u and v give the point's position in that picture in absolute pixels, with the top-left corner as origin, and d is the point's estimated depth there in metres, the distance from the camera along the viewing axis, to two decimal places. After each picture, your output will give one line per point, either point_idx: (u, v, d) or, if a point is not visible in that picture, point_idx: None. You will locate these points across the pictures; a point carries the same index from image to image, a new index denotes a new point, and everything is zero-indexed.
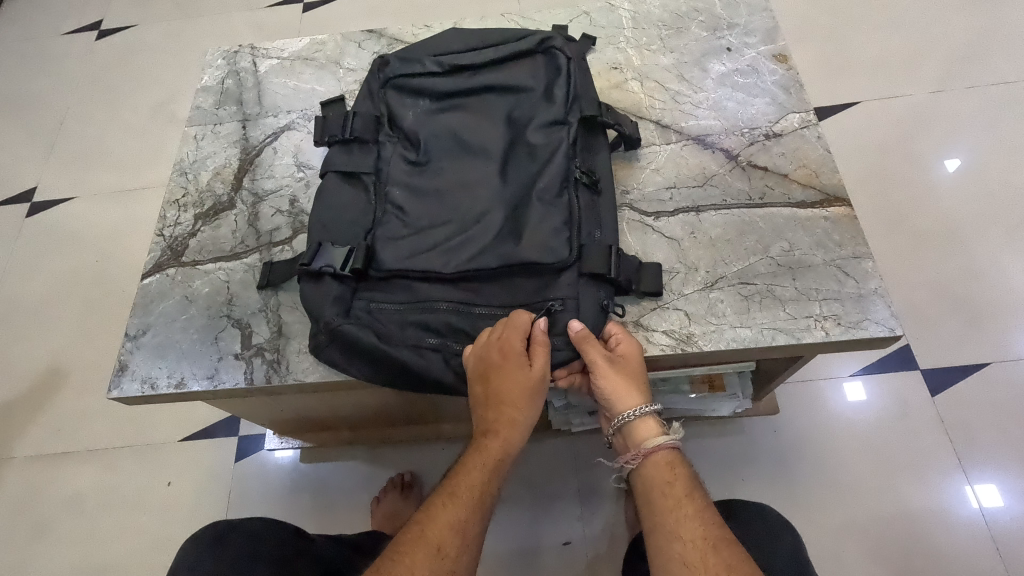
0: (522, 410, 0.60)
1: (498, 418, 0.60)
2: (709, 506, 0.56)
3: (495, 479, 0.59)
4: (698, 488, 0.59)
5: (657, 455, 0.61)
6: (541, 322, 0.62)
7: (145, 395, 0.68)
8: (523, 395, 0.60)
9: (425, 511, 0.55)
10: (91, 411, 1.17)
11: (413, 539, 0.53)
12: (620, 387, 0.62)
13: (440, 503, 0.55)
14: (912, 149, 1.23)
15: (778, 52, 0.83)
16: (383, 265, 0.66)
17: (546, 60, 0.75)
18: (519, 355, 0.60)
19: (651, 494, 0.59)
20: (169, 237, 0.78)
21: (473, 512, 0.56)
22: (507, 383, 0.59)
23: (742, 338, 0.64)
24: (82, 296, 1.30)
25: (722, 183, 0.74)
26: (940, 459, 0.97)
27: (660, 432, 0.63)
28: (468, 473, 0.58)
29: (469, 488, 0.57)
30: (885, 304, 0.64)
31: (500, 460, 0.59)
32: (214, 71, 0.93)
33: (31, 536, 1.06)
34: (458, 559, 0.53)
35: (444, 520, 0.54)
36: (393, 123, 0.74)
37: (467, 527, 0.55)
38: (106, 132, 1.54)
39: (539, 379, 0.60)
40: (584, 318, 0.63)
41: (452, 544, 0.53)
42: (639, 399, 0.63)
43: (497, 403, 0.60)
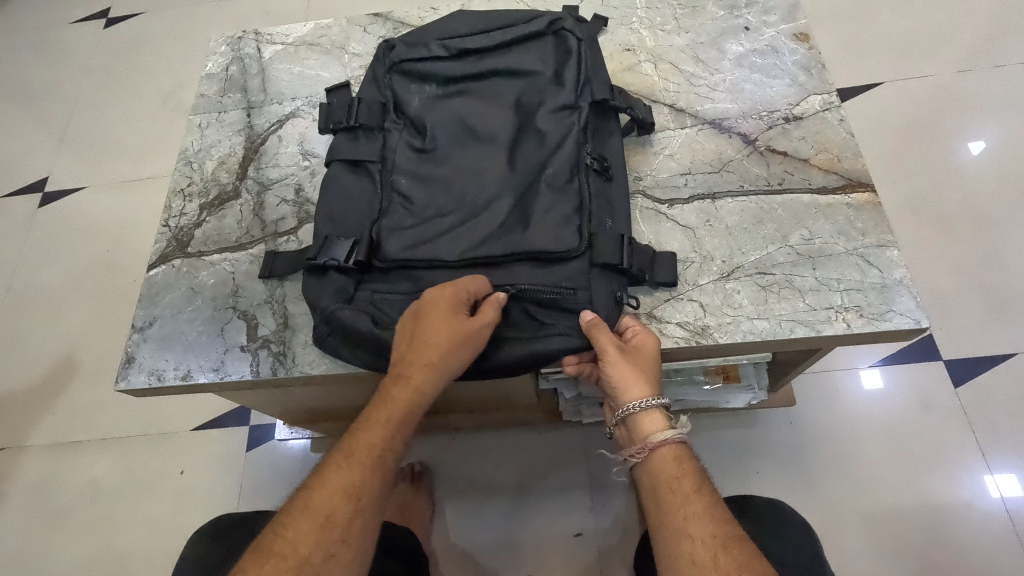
0: (445, 354, 0.57)
1: (415, 360, 0.58)
2: (720, 503, 0.54)
3: (397, 437, 0.58)
4: (706, 482, 0.56)
5: (662, 449, 0.58)
6: (500, 295, 0.59)
7: (152, 387, 0.68)
8: (447, 339, 0.57)
9: (319, 474, 0.56)
10: (105, 401, 1.18)
11: (302, 506, 0.55)
12: (629, 375, 0.59)
13: (335, 466, 0.56)
14: (936, 131, 1.19)
15: (799, 31, 0.80)
16: (387, 255, 0.64)
17: (555, 42, 0.72)
18: (458, 303, 0.58)
19: (657, 490, 0.57)
20: (175, 228, 0.77)
21: (369, 474, 0.56)
22: (434, 326, 0.57)
23: (760, 331, 0.61)
24: (94, 285, 1.31)
25: (739, 169, 0.71)
26: (962, 452, 0.94)
27: (666, 426, 0.60)
28: (369, 432, 0.58)
29: (366, 450, 0.57)
30: (910, 294, 0.61)
31: (404, 416, 0.58)
32: (218, 58, 0.91)
33: (48, 524, 1.08)
34: (348, 525, 0.54)
35: (336, 484, 0.55)
36: (399, 109, 0.73)
37: (360, 492, 0.55)
38: (115, 121, 1.54)
39: (472, 331, 0.57)
40: (597, 309, 0.61)
41: (343, 511, 0.54)
42: (650, 390, 0.60)
43: (420, 346, 0.58)
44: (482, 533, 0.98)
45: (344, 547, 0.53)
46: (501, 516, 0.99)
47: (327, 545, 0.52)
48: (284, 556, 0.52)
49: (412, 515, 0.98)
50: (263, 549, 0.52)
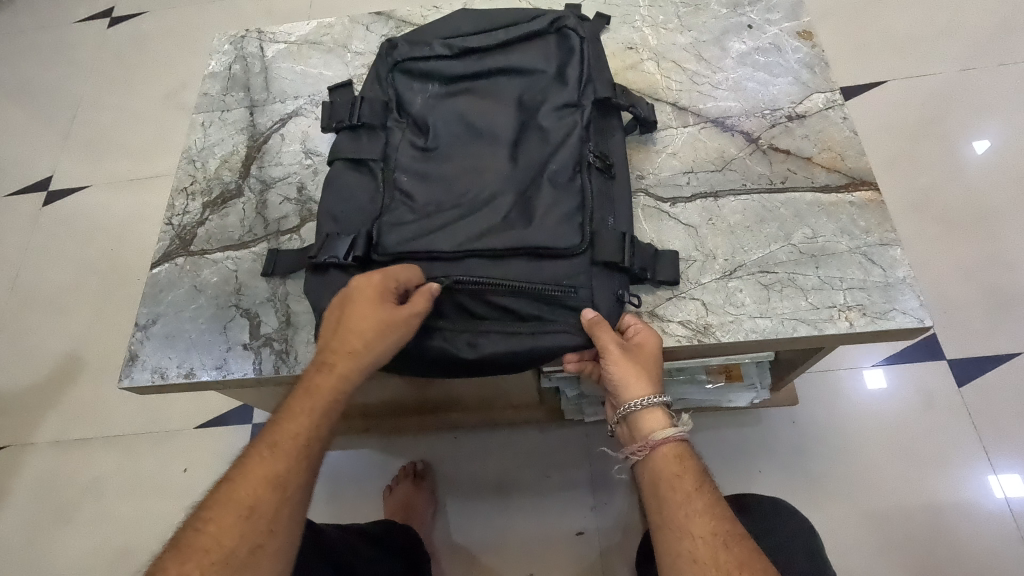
0: (371, 340, 0.57)
1: (341, 347, 0.57)
2: (720, 502, 0.54)
3: (323, 424, 0.56)
4: (707, 481, 0.56)
5: (663, 447, 0.58)
6: (434, 286, 0.59)
7: (155, 385, 0.68)
8: (374, 325, 0.57)
9: (241, 466, 0.53)
10: (109, 399, 1.18)
11: (223, 499, 0.52)
12: (631, 372, 0.59)
13: (257, 457, 0.54)
14: (940, 129, 1.18)
15: (802, 29, 0.80)
16: (386, 249, 0.64)
17: (558, 41, 0.72)
18: (387, 290, 0.59)
19: (658, 488, 0.56)
20: (178, 226, 0.78)
21: (294, 463, 0.54)
22: (360, 312, 0.57)
23: (763, 329, 0.61)
24: (98, 284, 1.32)
25: (742, 167, 0.71)
26: (965, 452, 0.94)
27: (667, 424, 0.59)
28: (293, 420, 0.55)
29: (290, 439, 0.55)
30: (913, 293, 0.61)
31: (330, 403, 0.57)
32: (221, 57, 0.92)
33: (52, 521, 1.08)
34: (274, 516, 0.51)
35: (259, 474, 0.52)
36: (401, 108, 0.73)
37: (287, 481, 0.53)
38: (119, 120, 1.54)
39: (399, 316, 0.57)
40: (599, 307, 0.61)
41: (267, 502, 0.51)
42: (653, 388, 0.59)
43: (347, 332, 0.57)
44: (484, 532, 0.98)
45: (269, 538, 0.50)
46: (503, 515, 0.99)
47: (253, 536, 0.50)
48: (207, 552, 0.49)
49: (415, 512, 0.97)
50: (185, 547, 0.50)
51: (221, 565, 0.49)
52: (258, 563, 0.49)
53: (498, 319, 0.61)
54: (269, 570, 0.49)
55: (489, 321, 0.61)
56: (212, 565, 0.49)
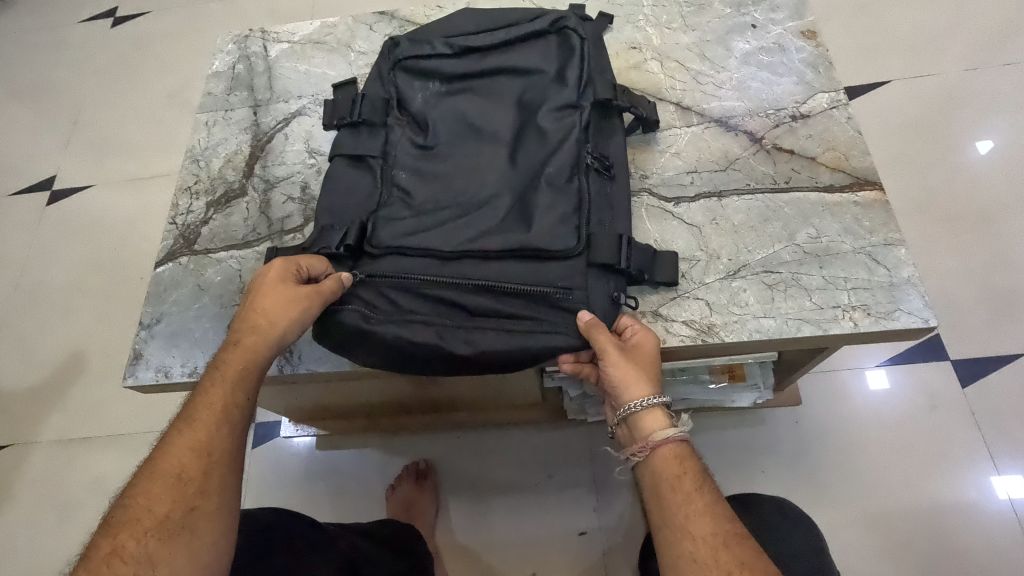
0: (283, 309, 0.56)
1: (248, 325, 0.56)
2: (721, 501, 0.53)
3: (242, 389, 0.54)
4: (708, 481, 0.55)
5: (664, 448, 0.57)
6: (343, 276, 0.61)
7: (159, 384, 0.68)
8: (282, 301, 0.57)
9: (160, 444, 0.51)
10: (113, 397, 1.19)
11: (147, 475, 0.49)
12: (630, 372, 0.58)
13: (175, 431, 0.51)
14: (944, 129, 1.18)
15: (806, 28, 0.79)
16: (381, 241, 0.63)
17: (559, 41, 0.71)
18: (287, 272, 0.59)
19: (658, 488, 0.55)
20: (181, 226, 0.78)
21: (217, 429, 0.51)
22: (266, 292, 0.57)
23: (767, 329, 0.61)
24: (102, 283, 1.32)
25: (745, 167, 0.71)
26: (968, 452, 0.94)
27: (667, 424, 0.58)
28: (210, 391, 0.53)
29: (209, 409, 0.52)
30: (918, 293, 0.61)
31: (244, 370, 0.55)
32: (224, 57, 0.92)
33: (56, 520, 1.09)
34: (204, 479, 0.49)
35: (180, 444, 0.50)
36: (403, 107, 0.73)
37: (211, 446, 0.51)
38: (123, 119, 1.55)
39: (304, 292, 0.57)
40: (594, 309, 0.60)
41: (195, 466, 0.49)
42: (653, 388, 0.58)
43: (253, 311, 0.57)
44: (487, 531, 0.98)
45: (203, 500, 0.48)
46: (506, 515, 0.99)
47: (185, 501, 0.48)
48: (140, 524, 0.46)
49: (417, 512, 0.97)
50: (111, 524, 0.47)
51: (156, 531, 0.46)
52: (197, 525, 0.47)
53: (494, 317, 0.59)
54: (210, 530, 0.47)
55: (484, 320, 0.59)
56: (145, 534, 0.46)
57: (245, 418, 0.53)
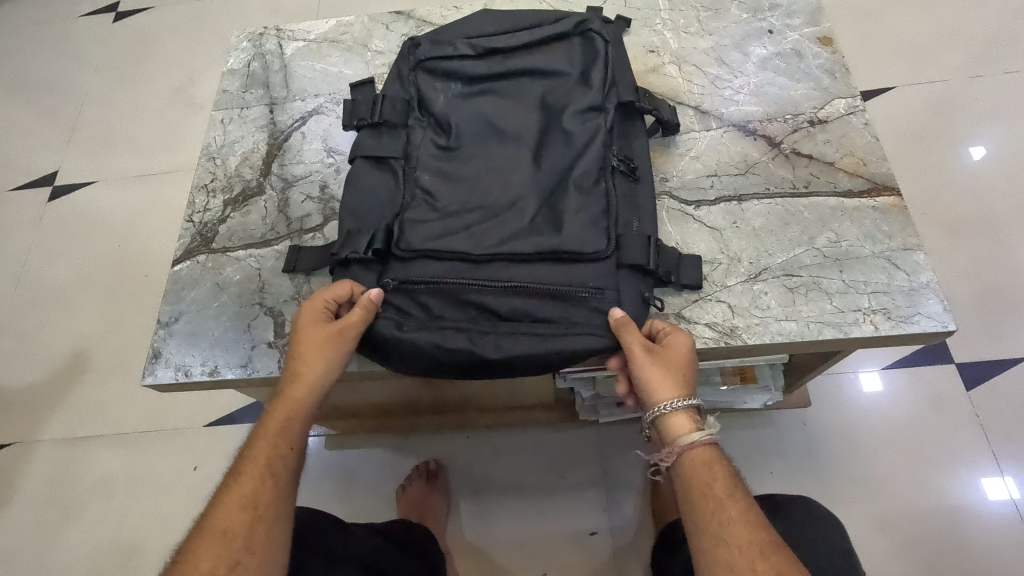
0: (318, 352, 0.58)
1: (290, 373, 0.59)
2: (754, 509, 0.53)
3: (285, 441, 0.56)
4: (739, 490, 0.56)
5: (696, 453, 0.56)
6: (371, 295, 0.60)
7: (178, 383, 0.68)
8: (318, 343, 0.58)
9: (213, 499, 0.54)
10: (118, 396, 1.18)
11: (199, 530, 0.52)
12: (660, 375, 0.58)
13: (225, 487, 0.54)
14: (949, 135, 1.20)
15: (822, 35, 0.80)
16: (409, 244, 0.63)
17: (582, 44, 0.71)
18: (321, 312, 0.60)
19: (691, 493, 0.55)
20: (199, 224, 0.77)
21: (262, 484, 0.54)
22: (302, 337, 0.59)
23: (788, 332, 0.62)
24: (104, 280, 1.31)
25: (765, 171, 0.71)
26: (973, 454, 0.95)
27: (698, 426, 0.58)
28: (255, 446, 0.56)
29: (253, 461, 0.55)
30: (937, 298, 0.62)
31: (286, 423, 0.57)
32: (239, 54, 0.91)
33: (60, 519, 1.08)
34: (248, 533, 0.51)
35: (228, 501, 0.53)
36: (423, 107, 0.72)
37: (256, 501, 0.53)
38: (126, 115, 1.53)
39: (336, 331, 0.58)
40: (625, 309, 0.61)
41: (239, 521, 0.52)
42: (685, 391, 0.58)
43: (293, 358, 0.59)
44: (498, 531, 0.99)
45: (249, 555, 0.51)
46: (516, 515, 0.99)
47: (231, 556, 0.50)
48: None
49: (429, 512, 0.97)
50: None
51: None
52: None
53: (525, 320, 0.59)
54: None
55: (516, 322, 0.59)
56: None
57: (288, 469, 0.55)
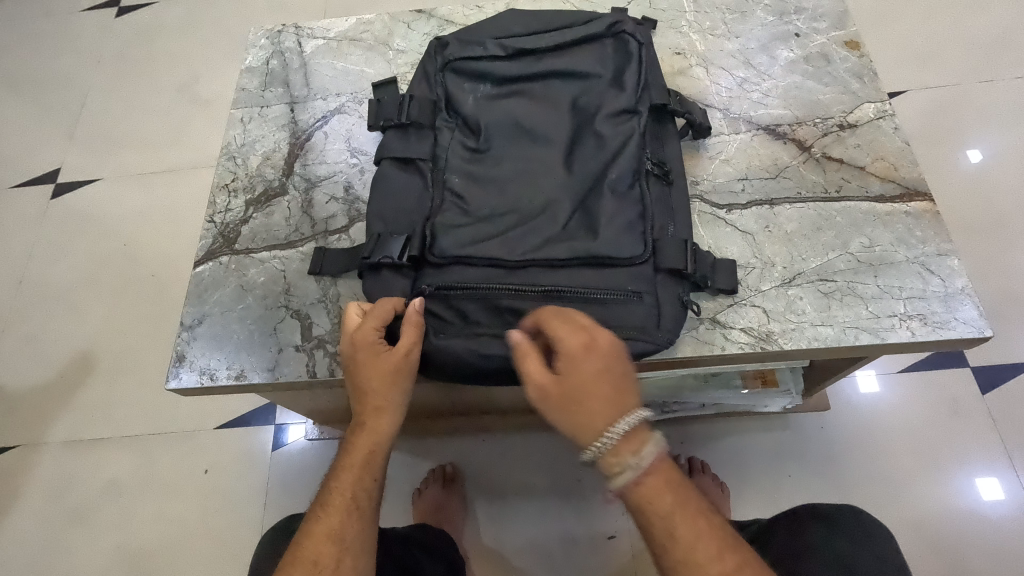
0: (384, 383, 0.58)
1: (363, 405, 0.59)
2: (707, 534, 0.49)
3: (367, 474, 0.58)
4: (697, 518, 0.50)
5: (641, 486, 0.50)
6: (417, 302, 0.60)
7: (203, 386, 0.67)
8: (382, 374, 0.58)
9: (303, 529, 0.56)
10: (126, 397, 1.16)
11: (291, 560, 0.55)
12: (575, 406, 0.51)
13: (314, 520, 0.56)
14: (963, 139, 1.20)
15: (849, 39, 0.80)
16: (443, 250, 0.63)
17: (615, 46, 0.70)
18: (375, 342, 0.59)
19: (643, 528, 0.51)
20: (220, 224, 0.76)
21: (347, 517, 0.56)
22: (363, 369, 0.58)
23: (824, 337, 0.62)
24: (110, 279, 1.29)
25: (796, 175, 0.71)
26: (990, 457, 0.96)
27: (639, 452, 0.50)
28: (339, 479, 0.58)
29: (339, 494, 0.57)
30: (972, 304, 0.62)
31: (368, 455, 0.58)
32: (257, 51, 0.90)
33: (68, 523, 1.06)
34: (336, 565, 0.53)
35: (317, 534, 0.55)
36: (451, 108, 0.71)
37: (343, 534, 0.55)
38: (129, 112, 1.51)
39: (400, 361, 0.58)
40: (664, 316, 0.61)
41: (327, 555, 0.54)
42: (613, 413, 0.51)
43: (360, 391, 0.59)
44: (515, 535, 0.98)
45: None
46: (534, 518, 0.99)
47: None
48: None
49: (446, 516, 0.97)
50: None
51: None
52: None
53: None
54: None
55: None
56: None
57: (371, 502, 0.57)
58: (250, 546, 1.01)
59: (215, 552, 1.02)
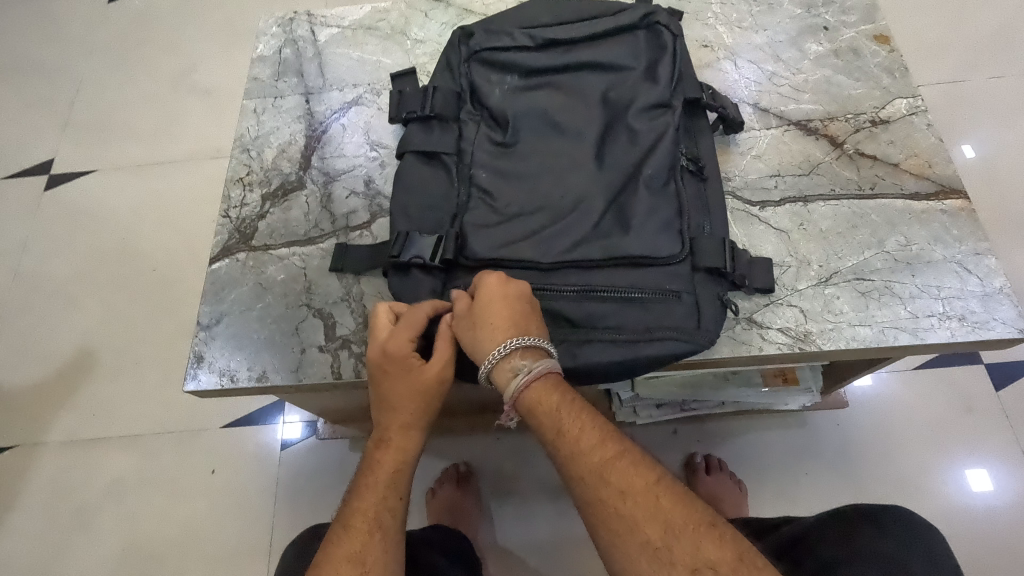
0: (413, 398, 0.58)
1: (390, 422, 0.59)
2: (595, 427, 0.52)
3: (392, 495, 0.57)
4: (585, 414, 0.53)
5: (531, 389, 0.54)
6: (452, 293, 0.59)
7: (222, 389, 0.64)
8: (415, 389, 0.58)
9: (321, 551, 0.53)
10: (128, 396, 1.13)
11: None
12: (479, 326, 0.55)
13: (333, 541, 0.53)
14: (983, 130, 1.18)
15: (879, 32, 0.79)
16: (474, 249, 0.61)
17: (648, 38, 0.68)
18: (406, 351, 0.57)
19: (537, 429, 0.54)
20: (236, 220, 0.73)
21: (370, 538, 0.54)
22: (394, 383, 0.58)
23: (863, 338, 0.61)
24: (109, 274, 1.25)
25: (829, 171, 0.70)
26: (1004, 454, 0.96)
27: (532, 361, 0.55)
28: (363, 497, 0.56)
29: (362, 515, 0.55)
30: (1010, 304, 0.61)
31: (395, 473, 0.58)
32: (269, 40, 0.86)
33: (71, 525, 1.03)
34: None
35: (339, 556, 0.52)
36: (477, 101, 0.69)
37: (365, 556, 0.52)
38: (125, 101, 1.46)
39: (433, 375, 0.58)
40: (704, 314, 0.59)
41: None
42: (513, 331, 0.55)
43: (389, 405, 0.58)
44: (531, 535, 0.97)
45: None
46: (549, 517, 0.97)
47: None
48: None
49: (461, 517, 0.95)
50: None
51: None
52: None
53: (600, 328, 0.58)
54: None
55: (592, 329, 0.58)
56: None
57: (397, 524, 0.55)
58: (260, 548, 0.99)
59: (223, 554, 1.00)
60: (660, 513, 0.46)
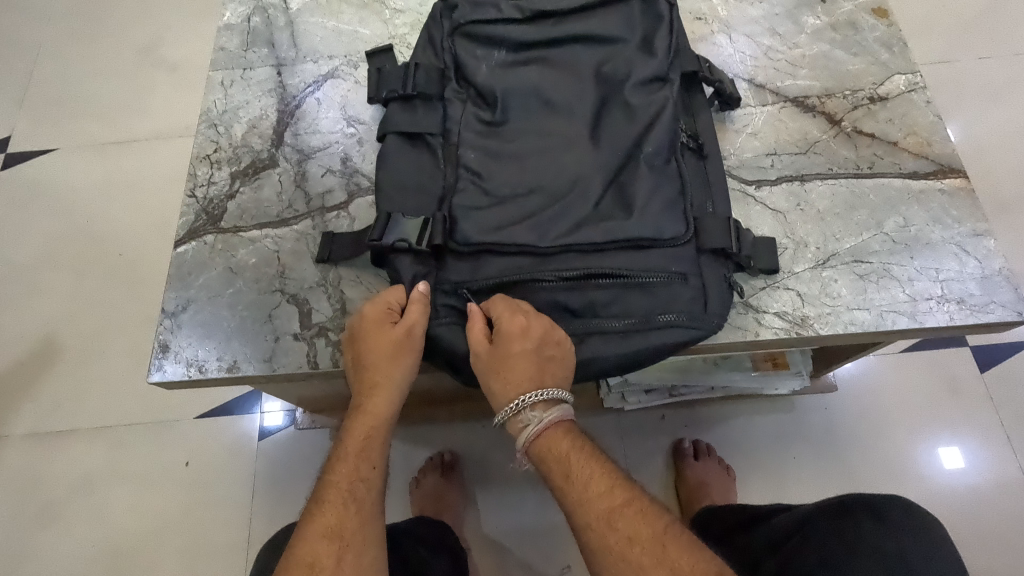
0: (386, 360, 0.56)
1: (362, 385, 0.57)
2: (606, 475, 0.52)
3: (365, 463, 0.56)
4: (594, 461, 0.53)
5: (542, 437, 0.54)
6: (421, 287, 0.57)
7: (190, 379, 0.60)
8: (387, 349, 0.55)
9: (298, 529, 0.53)
10: (95, 386, 1.08)
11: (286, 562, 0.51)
12: (498, 375, 0.54)
13: (309, 517, 0.53)
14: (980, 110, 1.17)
15: (877, 5, 0.76)
16: (463, 235, 0.57)
17: (642, 7, 0.65)
18: (384, 314, 0.56)
19: (545, 476, 0.54)
20: (203, 199, 0.68)
21: (345, 509, 0.53)
22: (369, 344, 0.56)
23: (861, 322, 0.59)
24: (72, 258, 1.19)
25: (827, 150, 0.67)
26: (989, 436, 0.97)
27: (543, 412, 0.55)
28: (336, 469, 0.55)
29: (336, 487, 0.54)
30: (1008, 286, 0.60)
31: (366, 440, 0.56)
32: (236, 6, 0.81)
33: (36, 521, 0.99)
34: (336, 566, 0.50)
35: (313, 533, 0.52)
36: (461, 77, 0.65)
37: (342, 530, 0.52)
38: (88, 76, 1.38)
39: (405, 336, 0.55)
40: (711, 294, 0.57)
41: (327, 554, 0.51)
42: (528, 385, 0.54)
43: (363, 368, 0.57)
44: (518, 524, 0.95)
45: None
46: (535, 505, 0.95)
47: None
48: None
49: (446, 506, 0.93)
50: None
51: None
52: None
53: (603, 317, 0.56)
54: None
55: (595, 319, 0.56)
56: None
57: (369, 493, 0.55)
58: (239, 542, 0.96)
59: (198, 548, 0.96)
60: (667, 561, 0.47)
